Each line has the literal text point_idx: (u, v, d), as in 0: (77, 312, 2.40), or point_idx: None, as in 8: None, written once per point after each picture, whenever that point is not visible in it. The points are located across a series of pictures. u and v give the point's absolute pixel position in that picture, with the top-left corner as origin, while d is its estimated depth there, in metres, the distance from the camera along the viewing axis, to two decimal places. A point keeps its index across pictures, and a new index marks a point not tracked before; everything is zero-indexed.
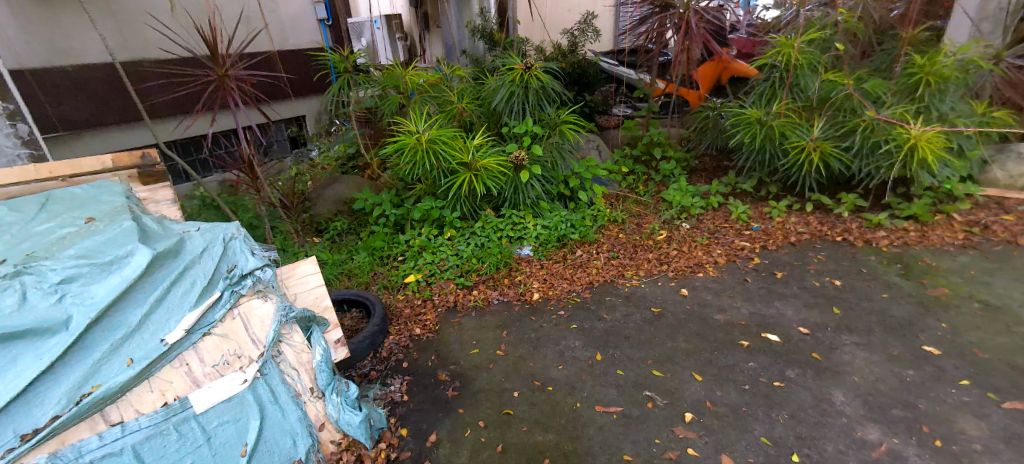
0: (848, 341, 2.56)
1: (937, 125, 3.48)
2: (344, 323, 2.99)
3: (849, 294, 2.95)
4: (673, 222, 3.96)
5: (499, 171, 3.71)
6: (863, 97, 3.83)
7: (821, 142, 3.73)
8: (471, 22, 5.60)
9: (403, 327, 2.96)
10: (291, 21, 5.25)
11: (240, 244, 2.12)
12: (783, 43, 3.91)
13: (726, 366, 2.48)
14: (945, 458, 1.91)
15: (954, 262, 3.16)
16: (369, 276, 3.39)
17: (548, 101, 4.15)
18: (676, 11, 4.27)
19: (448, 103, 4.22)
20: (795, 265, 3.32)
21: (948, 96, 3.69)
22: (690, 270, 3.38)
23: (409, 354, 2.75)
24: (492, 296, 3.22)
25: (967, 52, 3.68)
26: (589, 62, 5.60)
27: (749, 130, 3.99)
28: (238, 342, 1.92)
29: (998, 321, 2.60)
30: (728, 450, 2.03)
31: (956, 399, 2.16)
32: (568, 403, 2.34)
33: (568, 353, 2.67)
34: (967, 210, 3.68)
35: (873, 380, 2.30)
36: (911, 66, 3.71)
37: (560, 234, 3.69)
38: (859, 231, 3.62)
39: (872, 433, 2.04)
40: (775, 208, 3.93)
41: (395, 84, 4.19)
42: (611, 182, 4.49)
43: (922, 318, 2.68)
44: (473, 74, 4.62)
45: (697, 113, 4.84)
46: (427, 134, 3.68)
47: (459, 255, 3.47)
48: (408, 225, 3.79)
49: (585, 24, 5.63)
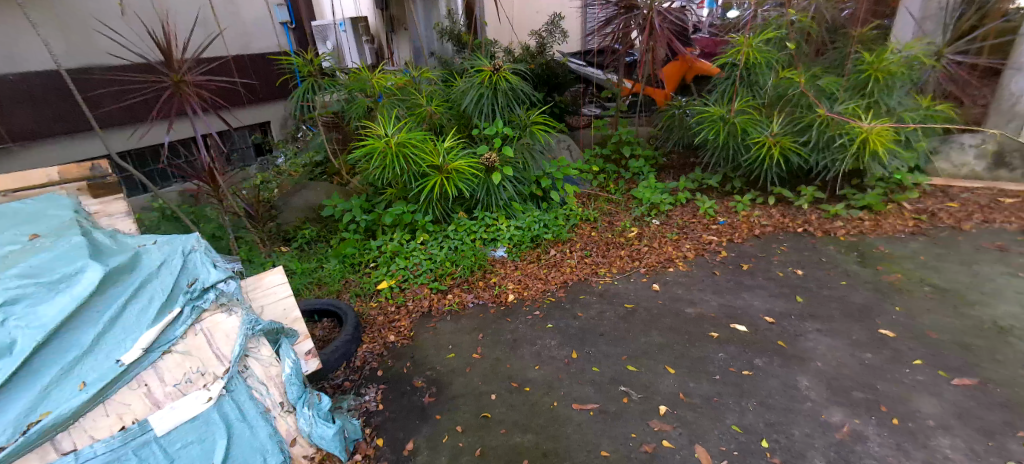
0: (812, 328, 2.67)
1: (885, 119, 3.67)
2: (316, 333, 2.93)
3: (812, 283, 3.07)
4: (643, 219, 4.04)
5: (471, 173, 3.71)
6: (818, 93, 3.99)
7: (780, 137, 3.86)
8: (439, 24, 5.58)
9: (377, 334, 2.91)
10: (253, 25, 5.12)
11: (201, 256, 2.05)
12: (742, 43, 4.04)
13: (699, 358, 2.54)
14: (904, 436, 1.99)
15: (906, 248, 3.33)
16: (341, 284, 3.33)
17: (517, 102, 4.17)
18: (641, 11, 4.36)
19: (418, 106, 4.15)
20: (760, 257, 3.43)
21: (896, 91, 3.89)
22: (661, 265, 3.45)
23: (383, 362, 2.71)
24: (468, 299, 3.21)
25: (912, 49, 3.88)
26: (557, 63, 5.66)
27: (713, 127, 4.10)
28: (202, 358, 1.85)
29: (948, 303, 2.75)
30: (702, 441, 2.07)
31: (912, 378, 2.27)
32: (547, 403, 2.35)
33: (545, 353, 2.69)
34: (917, 199, 3.90)
35: (836, 365, 2.40)
36: (862, 63, 3.90)
37: (534, 235, 3.71)
38: (818, 222, 3.77)
39: (835, 415, 2.12)
40: (740, 203, 4.06)
41: (361, 88, 4.18)
42: (583, 181, 4.56)
43: (880, 302, 2.82)
44: (442, 77, 4.60)
45: (664, 112, 4.94)
46: (396, 138, 3.64)
47: (433, 260, 3.44)
48: (380, 231, 3.74)
49: (553, 25, 5.67)
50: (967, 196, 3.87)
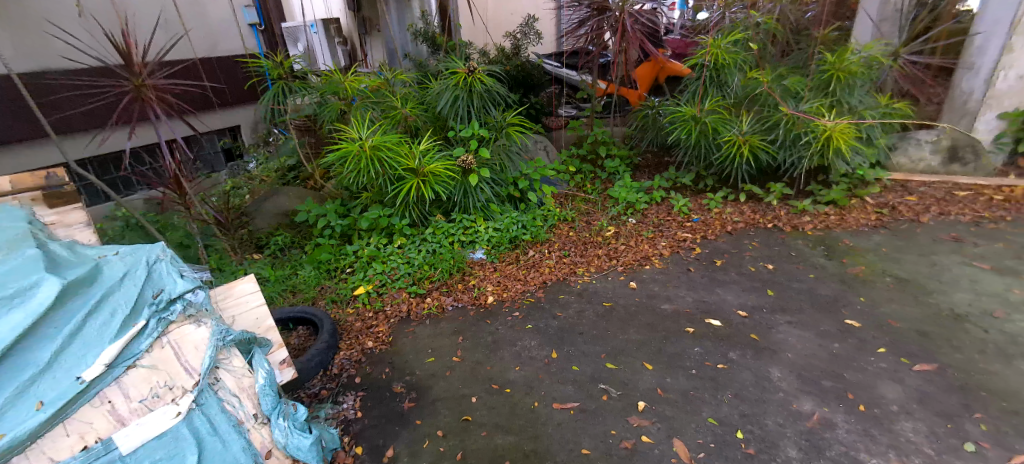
0: (783, 321, 2.75)
1: (846, 118, 3.82)
2: (291, 341, 2.86)
3: (782, 277, 3.16)
4: (620, 218, 4.09)
5: (447, 175, 3.69)
6: (785, 93, 4.12)
7: (749, 135, 3.97)
8: (413, 25, 5.54)
9: (355, 340, 2.87)
10: (219, 27, 4.99)
11: (167, 266, 2.00)
12: (712, 44, 4.14)
13: (675, 353, 2.59)
14: (870, 422, 2.07)
15: (869, 241, 3.46)
16: (316, 291, 3.27)
17: (493, 104, 4.17)
18: (613, 13, 4.43)
19: (392, 109, 4.11)
20: (732, 252, 3.52)
21: (857, 90, 4.04)
22: (638, 263, 3.50)
23: (361, 369, 2.67)
24: (447, 302, 3.19)
25: (871, 50, 4.04)
26: (532, 65, 5.68)
27: (685, 126, 4.18)
28: (170, 372, 1.78)
29: (909, 292, 2.87)
30: (680, 435, 2.10)
31: (876, 366, 2.36)
32: (527, 403, 2.35)
33: (525, 354, 2.69)
34: (878, 194, 4.06)
35: (805, 355, 2.48)
36: (825, 64, 4.04)
37: (512, 236, 3.72)
38: (787, 217, 3.89)
39: (806, 404, 2.19)
40: (713, 200, 4.16)
41: (334, 90, 4.11)
42: (560, 182, 4.60)
43: (845, 294, 2.92)
44: (417, 79, 4.56)
45: (638, 112, 5.01)
46: (371, 141, 3.59)
47: (411, 263, 3.40)
48: (356, 235, 3.69)
49: (527, 27, 5.70)
50: (924, 190, 4.05)
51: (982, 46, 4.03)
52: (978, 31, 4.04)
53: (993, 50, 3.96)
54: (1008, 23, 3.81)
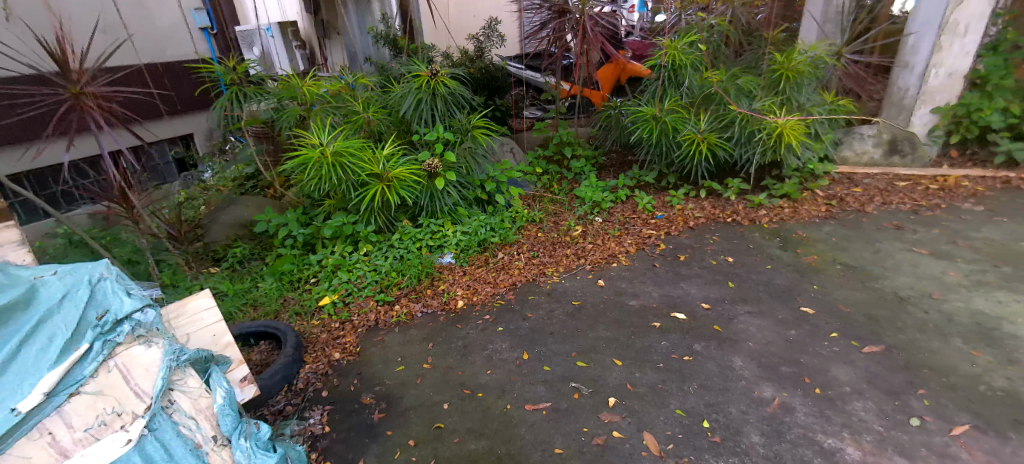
0: (743, 311, 2.85)
1: (796, 114, 4.01)
2: (252, 357, 2.76)
3: (741, 269, 3.28)
4: (587, 218, 4.14)
5: (413, 180, 3.65)
6: (739, 92, 4.29)
7: (707, 133, 4.10)
8: (374, 28, 5.47)
9: (321, 353, 2.79)
10: (166, 31, 4.79)
11: (112, 284, 1.89)
12: (669, 45, 4.27)
13: (642, 348, 2.64)
14: (825, 404, 2.17)
15: (820, 232, 3.64)
16: (279, 304, 3.16)
17: (457, 107, 4.14)
18: (573, 15, 4.49)
19: (354, 113, 4.04)
20: (695, 247, 3.62)
21: (804, 88, 4.23)
22: (605, 261, 3.56)
23: (328, 382, 2.60)
24: (417, 308, 3.14)
25: (817, 50, 4.25)
26: (497, 67, 5.67)
27: (646, 126, 4.29)
28: (119, 397, 1.67)
29: (857, 278, 3.04)
30: (649, 428, 2.15)
31: (830, 350, 2.48)
32: (499, 406, 2.35)
33: (496, 356, 2.69)
34: (828, 186, 4.27)
35: (765, 343, 2.57)
36: (774, 64, 4.22)
37: (480, 239, 3.71)
38: (744, 211, 4.04)
39: (767, 391, 2.27)
40: (675, 197, 4.27)
41: (292, 95, 3.99)
42: (527, 183, 4.62)
43: (800, 283, 3.06)
44: (378, 83, 4.49)
45: (601, 113, 5.10)
46: (332, 147, 3.50)
47: (378, 271, 3.34)
48: (319, 244, 3.59)
49: (490, 29, 5.70)
50: (868, 181, 4.29)
51: (915, 45, 4.30)
52: (911, 31, 4.32)
53: (925, 49, 4.23)
54: (937, 24, 4.08)
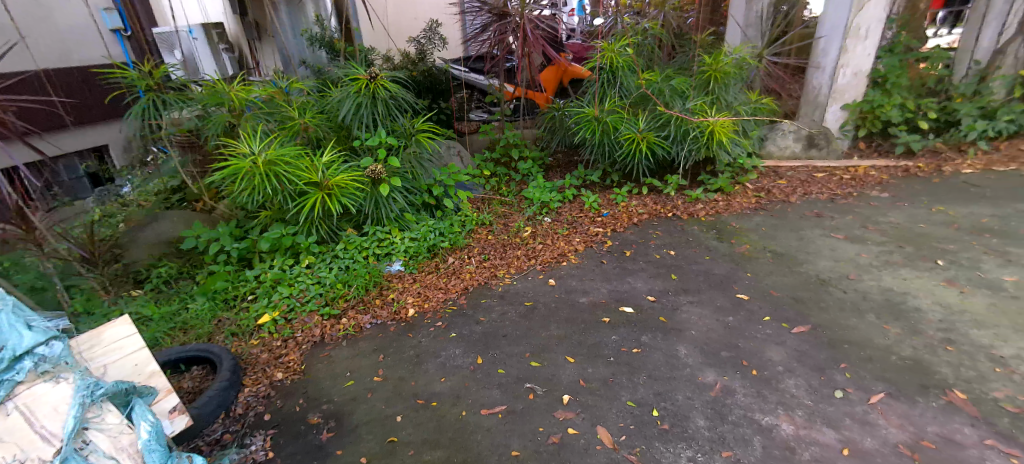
0: (685, 301, 2.99)
1: (725, 113, 4.25)
2: (183, 385, 2.55)
3: (683, 261, 3.43)
4: (536, 218, 4.19)
5: (356, 187, 3.53)
6: (673, 92, 4.49)
7: (646, 132, 4.26)
8: (308, 31, 5.27)
9: (262, 374, 2.63)
10: (71, 32, 4.38)
11: (7, 316, 1.69)
12: (606, 48, 4.43)
13: (593, 343, 2.70)
14: (762, 384, 2.31)
15: (751, 222, 3.87)
16: (212, 325, 2.95)
17: (399, 111, 4.05)
18: (514, 18, 4.52)
19: (288, 119, 3.86)
20: (639, 242, 3.75)
21: (731, 88, 4.49)
22: (555, 260, 3.60)
23: (270, 404, 2.45)
24: (365, 320, 3.04)
25: (741, 52, 4.53)
26: (440, 70, 5.61)
27: (589, 126, 4.41)
28: (24, 442, 1.51)
29: (785, 264, 3.26)
30: (602, 422, 2.19)
31: (764, 333, 2.64)
32: (454, 413, 2.32)
33: (449, 363, 2.65)
34: (756, 179, 4.56)
35: (706, 331, 2.70)
36: (703, 65, 4.46)
37: (429, 245, 3.66)
38: (683, 206, 4.23)
39: (709, 376, 2.39)
40: (619, 195, 4.40)
41: (219, 101, 3.76)
42: (476, 186, 4.61)
43: (736, 271, 3.24)
44: (315, 87, 4.32)
45: (545, 114, 5.17)
46: (265, 155, 3.31)
47: (322, 283, 3.21)
48: (256, 258, 3.40)
49: (431, 32, 5.65)
50: (791, 174, 4.63)
51: (824, 48, 4.68)
52: (821, 34, 4.69)
53: (833, 51, 4.62)
54: (843, 28, 4.48)
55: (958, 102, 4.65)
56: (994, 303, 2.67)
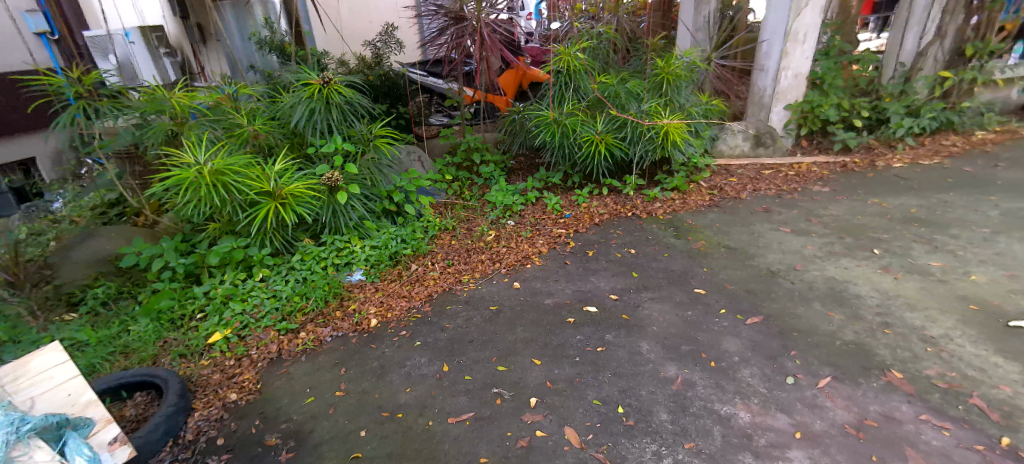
0: (646, 298, 3.06)
1: (677, 115, 4.40)
2: (125, 414, 2.39)
3: (643, 259, 3.51)
4: (499, 221, 4.19)
5: (311, 196, 3.42)
6: (629, 95, 4.60)
7: (605, 134, 4.34)
8: (256, 33, 5.09)
9: (214, 396, 2.50)
10: None
11: None
12: (562, 52, 4.51)
13: (559, 344, 2.72)
14: (720, 375, 2.39)
15: (705, 219, 4.02)
16: (157, 347, 2.78)
17: (356, 116, 3.95)
18: (471, 23, 4.52)
19: (236, 127, 3.69)
20: (600, 242, 3.81)
21: (683, 90, 4.65)
22: (520, 263, 3.61)
23: (224, 427, 2.33)
24: (325, 333, 2.95)
25: (690, 56, 4.71)
26: (397, 74, 5.51)
27: (548, 129, 4.46)
28: None
29: (739, 258, 3.39)
30: (570, 423, 2.20)
31: (721, 325, 2.74)
32: (421, 424, 2.27)
33: (414, 373, 2.60)
34: (709, 178, 4.74)
35: (667, 326, 2.78)
36: (656, 68, 4.61)
37: (391, 252, 3.60)
38: (642, 205, 4.33)
39: (671, 370, 2.45)
40: (581, 196, 4.46)
41: (158, 109, 3.56)
42: (438, 191, 4.56)
43: (693, 267, 3.34)
44: (265, 92, 4.16)
45: (505, 118, 5.19)
46: (211, 165, 3.16)
47: (278, 297, 3.09)
48: (205, 274, 3.23)
49: (387, 35, 5.59)
50: (741, 171, 4.84)
51: (767, 52, 4.93)
52: (763, 39, 4.94)
53: (775, 55, 4.87)
54: (783, 33, 4.73)
55: (887, 101, 4.99)
56: (924, 286, 2.87)
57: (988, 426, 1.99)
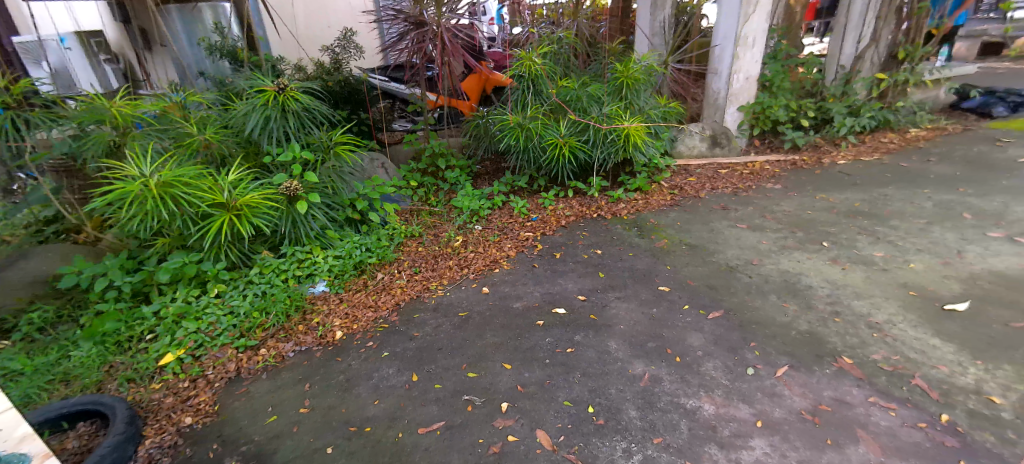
0: (613, 297, 3.11)
1: (637, 117, 4.51)
2: (67, 446, 2.23)
3: (609, 259, 3.57)
4: (466, 226, 4.17)
5: (268, 206, 3.30)
6: (590, 99, 4.68)
7: (568, 137, 4.41)
8: (206, 38, 4.90)
9: (167, 421, 2.36)
10: None
11: None
12: (524, 57, 4.55)
13: (528, 347, 2.72)
14: (685, 370, 2.45)
15: (668, 218, 4.13)
16: (102, 373, 2.61)
17: (314, 123, 3.85)
18: (431, 28, 4.48)
19: (185, 136, 3.53)
20: (567, 244, 3.85)
21: (642, 93, 4.77)
22: (488, 268, 3.60)
23: (179, 454, 2.21)
24: (287, 348, 2.84)
25: (648, 60, 4.84)
26: (357, 79, 5.41)
27: (513, 133, 4.47)
28: None
29: (700, 255, 3.50)
30: (541, 426, 2.21)
31: (685, 321, 2.81)
32: (390, 436, 2.22)
33: (383, 384, 2.55)
34: (669, 178, 4.88)
35: (634, 324, 2.83)
36: (615, 72, 4.72)
37: (355, 262, 3.52)
38: (607, 206, 4.41)
39: (639, 367, 2.50)
40: (547, 199, 4.50)
41: (98, 119, 3.36)
42: (403, 197, 4.49)
43: (657, 265, 3.42)
44: (217, 100, 3.99)
45: (469, 122, 5.18)
46: (157, 177, 3.00)
47: (235, 314, 2.97)
48: (155, 292, 3.07)
49: (346, 40, 5.49)
50: (699, 171, 5.00)
51: (720, 55, 5.13)
52: (716, 43, 5.14)
53: (727, 58, 5.07)
54: (734, 38, 4.93)
55: (831, 102, 5.28)
56: (869, 276, 3.04)
57: (930, 404, 2.12)
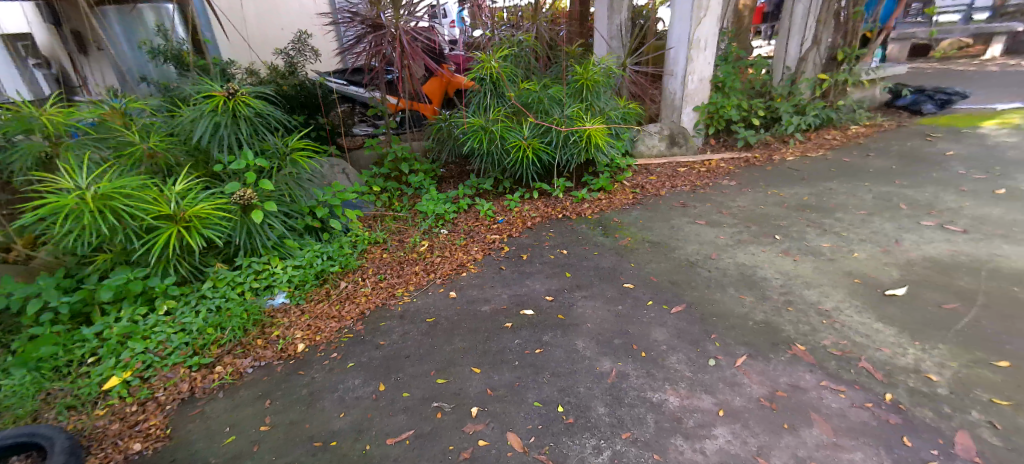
0: (580, 296, 3.14)
1: (598, 119, 4.58)
2: None
3: (575, 259, 3.61)
4: (432, 231, 4.12)
5: (220, 217, 3.16)
6: (552, 101, 4.72)
7: (531, 139, 4.44)
8: (147, 41, 4.69)
9: (114, 449, 2.22)
10: None
11: None
12: (484, 60, 4.55)
13: (497, 350, 2.72)
14: (651, 364, 2.50)
15: (630, 216, 4.21)
16: (38, 401, 2.42)
17: (268, 129, 3.71)
18: (389, 30, 4.41)
19: (127, 145, 3.33)
20: (534, 245, 3.87)
21: (602, 95, 4.86)
22: (455, 272, 3.57)
23: None
24: (246, 364, 2.73)
25: (606, 62, 4.93)
26: (313, 83, 5.26)
27: (476, 135, 4.46)
28: None
29: (662, 251, 3.59)
30: (511, 428, 2.20)
31: (650, 316, 2.88)
32: (357, 449, 2.17)
33: (348, 396, 2.48)
34: (631, 177, 4.98)
35: (600, 322, 2.87)
36: (575, 75, 4.79)
37: (317, 271, 3.42)
38: (572, 206, 4.46)
39: (606, 364, 2.53)
40: (512, 201, 4.51)
41: (27, 129, 3.12)
42: (365, 203, 4.40)
43: (621, 263, 3.49)
44: (161, 106, 3.79)
45: (432, 126, 5.13)
46: (96, 189, 2.82)
47: (187, 331, 2.82)
48: (97, 311, 2.88)
49: (300, 43, 5.32)
50: (659, 170, 5.13)
51: (675, 58, 5.29)
52: (671, 46, 5.30)
53: (682, 60, 5.23)
54: (687, 40, 5.10)
55: (778, 101, 5.54)
56: (818, 266, 3.20)
57: (875, 385, 2.24)
